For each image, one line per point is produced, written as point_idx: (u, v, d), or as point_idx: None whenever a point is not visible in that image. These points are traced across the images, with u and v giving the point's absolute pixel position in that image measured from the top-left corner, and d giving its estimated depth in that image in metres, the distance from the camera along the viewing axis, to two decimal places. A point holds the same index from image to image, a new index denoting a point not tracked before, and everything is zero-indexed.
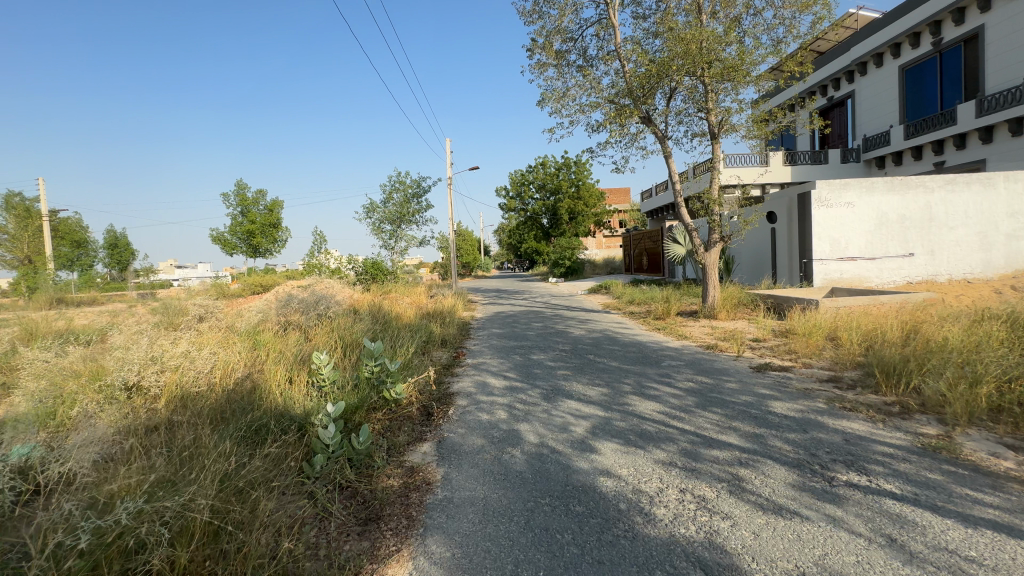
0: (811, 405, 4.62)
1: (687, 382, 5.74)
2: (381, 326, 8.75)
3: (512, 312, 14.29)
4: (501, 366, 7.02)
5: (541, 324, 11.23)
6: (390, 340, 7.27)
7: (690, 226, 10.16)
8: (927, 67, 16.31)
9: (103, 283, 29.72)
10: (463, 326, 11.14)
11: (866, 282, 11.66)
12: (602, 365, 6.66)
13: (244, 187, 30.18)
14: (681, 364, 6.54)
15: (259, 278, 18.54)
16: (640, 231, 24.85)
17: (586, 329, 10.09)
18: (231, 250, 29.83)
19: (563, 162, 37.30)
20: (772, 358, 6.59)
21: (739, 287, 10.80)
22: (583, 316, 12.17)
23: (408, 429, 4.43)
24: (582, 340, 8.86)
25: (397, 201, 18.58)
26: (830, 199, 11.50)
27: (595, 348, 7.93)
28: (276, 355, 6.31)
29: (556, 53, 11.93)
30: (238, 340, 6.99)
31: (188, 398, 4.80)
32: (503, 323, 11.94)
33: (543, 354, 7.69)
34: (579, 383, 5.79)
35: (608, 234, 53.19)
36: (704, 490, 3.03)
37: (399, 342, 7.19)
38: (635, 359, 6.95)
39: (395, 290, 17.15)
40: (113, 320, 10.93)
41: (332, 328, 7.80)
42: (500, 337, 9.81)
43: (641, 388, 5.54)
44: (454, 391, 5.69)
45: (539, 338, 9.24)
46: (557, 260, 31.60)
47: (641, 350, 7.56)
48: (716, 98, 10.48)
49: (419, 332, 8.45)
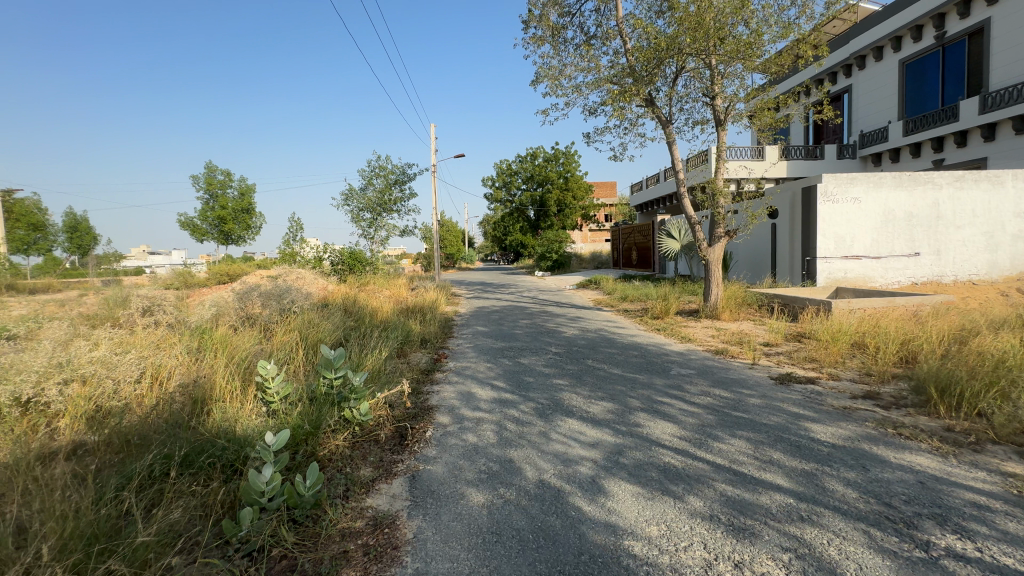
0: (859, 429, 3.89)
1: (704, 395, 4.97)
2: (354, 325, 7.78)
3: (498, 308, 13.43)
4: (487, 373, 6.15)
5: (530, 322, 10.39)
6: (360, 342, 6.35)
7: (693, 219, 9.41)
8: (929, 62, 15.86)
9: (61, 268, 27.80)
10: (446, 323, 10.23)
11: (871, 282, 11.12)
12: (604, 373, 5.85)
13: (216, 170, 28.57)
14: (692, 372, 5.77)
15: (227, 267, 17.31)
16: (630, 226, 24.18)
17: (580, 328, 9.29)
18: (201, 237, 28.26)
19: (552, 153, 36.43)
20: (793, 367, 5.87)
21: (742, 286, 10.13)
22: (574, 313, 11.38)
23: (373, 461, 3.56)
24: (576, 341, 8.02)
25: (378, 187, 17.46)
26: (836, 194, 10.89)
27: (593, 352, 7.13)
28: (222, 358, 5.36)
29: (552, 28, 11.01)
30: (181, 341, 6.00)
31: (101, 418, 3.91)
32: (488, 320, 11.05)
33: (534, 358, 6.86)
34: (579, 397, 4.96)
35: (595, 228, 52.60)
36: (767, 568, 2.25)
37: (371, 346, 6.25)
38: (638, 366, 6.16)
39: (374, 282, 16.13)
40: (52, 311, 9.75)
41: (295, 327, 6.82)
42: (486, 336, 8.95)
43: (652, 403, 4.75)
44: (433, 405, 4.81)
45: (528, 338, 8.42)
46: (543, 254, 30.76)
47: (642, 355, 6.77)
48: (723, 82, 9.76)
49: (396, 332, 7.50)
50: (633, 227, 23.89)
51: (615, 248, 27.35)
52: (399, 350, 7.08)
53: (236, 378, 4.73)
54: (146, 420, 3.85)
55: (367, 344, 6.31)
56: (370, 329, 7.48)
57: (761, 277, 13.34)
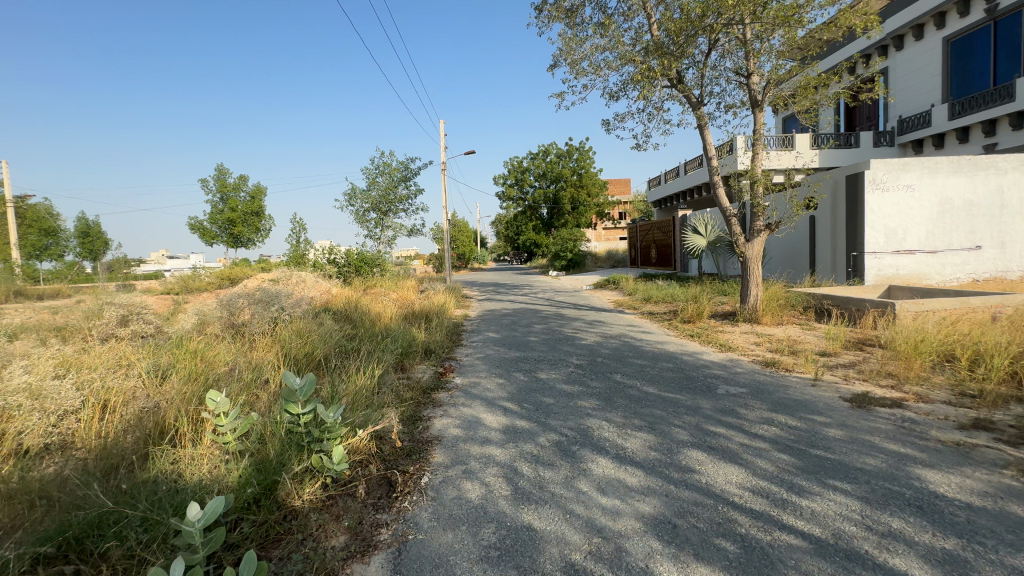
0: (993, 480, 2.91)
1: (766, 423, 4.02)
2: (351, 336, 6.96)
3: (510, 311, 12.54)
4: (499, 393, 5.26)
5: (545, 326, 9.49)
6: (353, 359, 5.53)
7: (728, 211, 8.40)
8: (978, 38, 14.55)
9: (74, 274, 27.62)
10: (454, 329, 9.39)
11: (926, 279, 9.96)
12: (637, 394, 4.92)
13: (225, 173, 28.16)
14: (743, 392, 4.80)
15: (230, 269, 16.73)
16: (649, 222, 23.10)
17: (601, 334, 8.36)
18: (211, 239, 27.90)
19: (565, 149, 35.45)
20: (867, 385, 4.87)
21: (782, 286, 9.08)
22: (593, 317, 10.44)
23: (348, 526, 2.69)
24: (598, 350, 7.09)
25: (384, 184, 16.70)
26: (886, 181, 9.76)
27: (620, 364, 6.21)
28: (189, 379, 4.56)
29: (568, 9, 10.21)
30: (151, 357, 5.26)
31: (17, 461, 3.14)
32: (500, 325, 10.16)
33: (553, 372, 5.95)
34: (611, 427, 4.04)
35: (609, 226, 51.49)
36: None
37: (365, 364, 5.39)
38: (676, 383, 5.22)
39: (380, 285, 15.38)
40: (35, 319, 9.14)
41: (281, 340, 6.02)
42: (497, 344, 8.09)
43: (703, 436, 3.81)
44: (433, 440, 3.93)
45: (544, 347, 7.54)
46: (558, 253, 29.76)
47: (679, 368, 5.83)
48: (759, 58, 8.77)
49: (397, 342, 6.64)
50: (651, 223, 22.83)
51: (632, 246, 26.26)
52: (399, 363, 6.21)
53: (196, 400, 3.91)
54: (68, 460, 3.06)
55: (361, 361, 5.45)
56: (366, 339, 6.63)
57: (798, 275, 12.21)
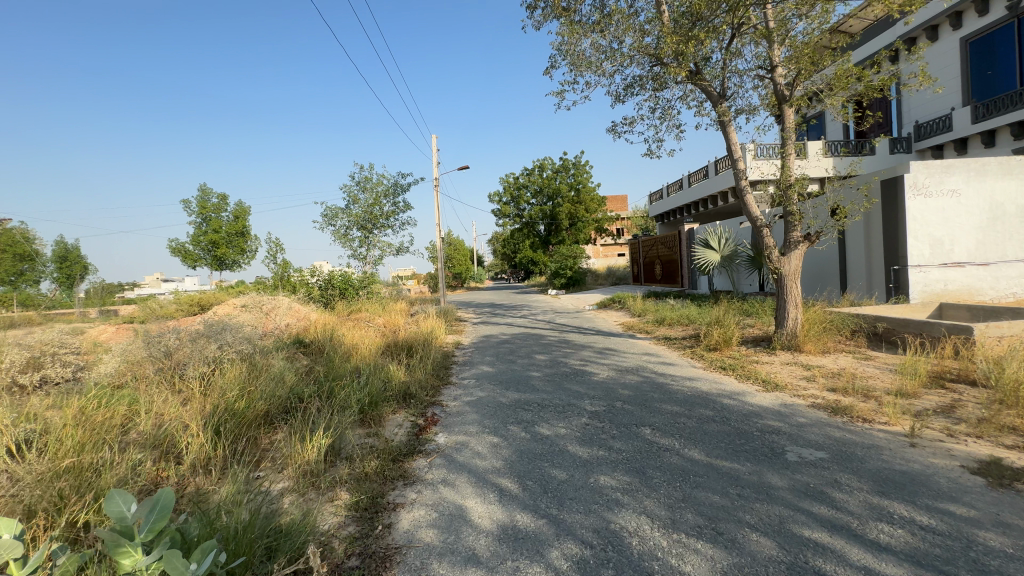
0: None
1: (882, 520, 2.73)
2: (303, 384, 5.63)
3: (507, 336, 11.27)
4: (492, 460, 3.96)
5: (548, 357, 8.22)
6: (302, 424, 4.25)
7: (758, 220, 7.22)
8: (1000, 37, 13.69)
9: (48, 301, 26.17)
10: (443, 363, 8.09)
11: (979, 295, 8.79)
12: (680, 463, 3.64)
13: (208, 193, 27.09)
14: (824, 461, 3.54)
15: (203, 295, 15.43)
16: (652, 238, 22.03)
17: (614, 367, 7.09)
18: (193, 262, 26.62)
19: (561, 164, 34.65)
20: (989, 447, 3.61)
21: (820, 305, 7.86)
22: (602, 343, 9.17)
23: None
24: (614, 391, 5.81)
25: (366, 201, 15.57)
26: (929, 186, 8.65)
27: (646, 411, 4.94)
28: (55, 457, 3.27)
29: (565, 9, 9.30)
30: (30, 421, 3.98)
31: None
32: (496, 355, 8.87)
33: (561, 425, 4.68)
34: (655, 530, 2.75)
35: (607, 243, 50.58)
36: None
37: (303, 434, 4.06)
38: (726, 445, 3.94)
39: (365, 309, 14.11)
40: None
41: (212, 392, 4.72)
42: (492, 381, 6.80)
43: (800, 548, 2.51)
44: (393, 560, 2.64)
45: (547, 385, 6.28)
46: (557, 270, 28.59)
47: (722, 419, 4.57)
48: (783, 48, 7.74)
49: (360, 388, 5.32)
50: (655, 239, 21.75)
51: (635, 262, 25.13)
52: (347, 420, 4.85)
53: (41, 498, 2.65)
54: None
55: (300, 431, 4.13)
56: (320, 388, 5.31)
57: (820, 288, 11.11)
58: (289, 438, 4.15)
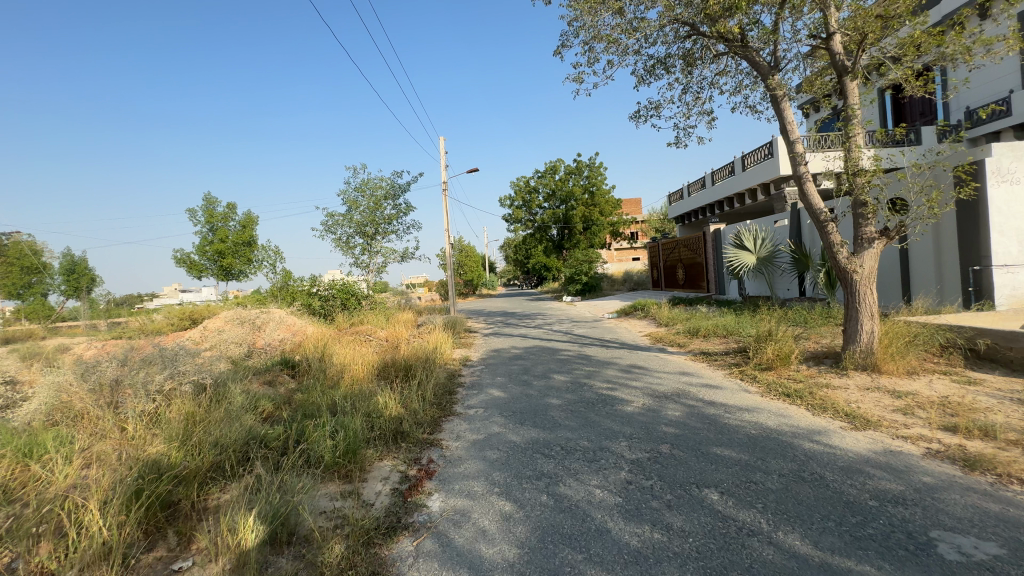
0: None
1: None
2: (271, 424, 4.59)
3: (521, 351, 10.15)
4: (501, 546, 2.83)
5: (568, 378, 7.08)
6: (248, 496, 3.17)
7: (822, 213, 5.98)
8: None
9: (55, 313, 25.72)
10: (447, 386, 6.98)
11: None
12: (778, 562, 2.45)
13: (214, 201, 26.50)
14: (1004, 564, 2.33)
15: (197, 308, 14.52)
16: (673, 241, 20.77)
17: (650, 392, 5.93)
18: (199, 272, 25.95)
19: (574, 166, 33.53)
20: None
21: (894, 315, 6.61)
22: (629, 360, 7.98)
23: None
24: (656, 428, 4.63)
25: (367, 205, 14.64)
26: (1015, 172, 7.34)
27: (705, 460, 3.77)
28: None
29: None
30: None
31: None
32: (508, 375, 7.73)
33: (593, 483, 3.52)
34: None
35: (622, 247, 49.27)
36: None
37: (243, 509, 2.99)
38: (836, 527, 2.74)
39: (367, 321, 13.10)
40: None
41: (141, 443, 3.66)
42: (503, 411, 5.66)
43: None
44: None
45: (571, 418, 5.13)
46: (571, 276, 27.43)
47: (815, 478, 3.36)
48: (842, 9, 6.51)
49: (338, 431, 4.26)
50: (676, 241, 20.47)
51: (654, 266, 23.86)
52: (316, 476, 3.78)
53: None
54: None
55: (242, 503, 3.07)
56: (288, 430, 4.26)
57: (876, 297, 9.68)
58: (227, 510, 3.08)
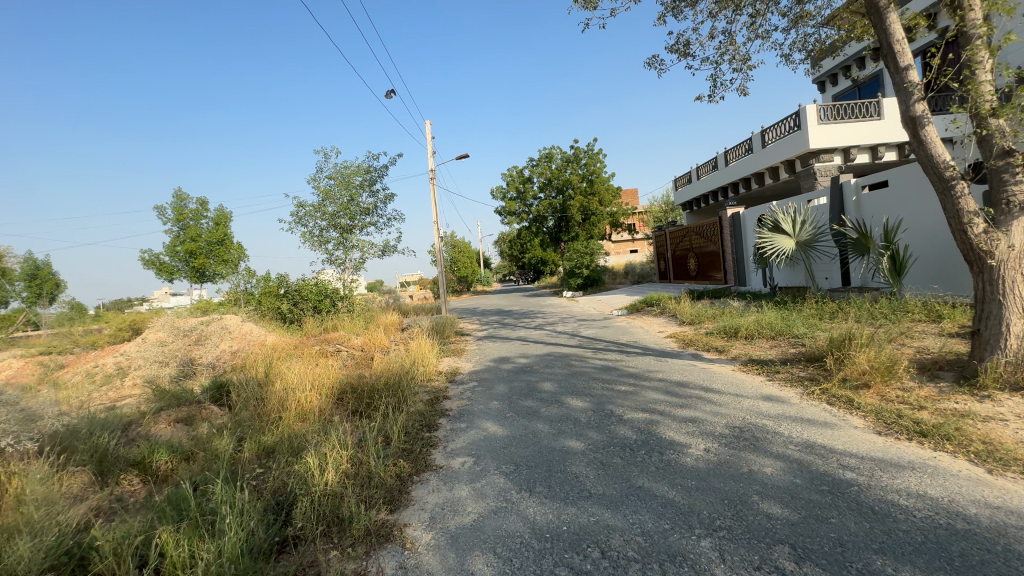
0: None
1: None
2: (118, 518, 2.77)
3: (521, 360, 8.36)
4: None
5: (585, 402, 5.30)
6: None
7: (947, 166, 4.23)
8: None
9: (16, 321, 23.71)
10: (425, 419, 5.16)
11: None
12: None
13: (185, 198, 24.52)
14: None
15: (148, 315, 12.63)
16: (683, 229, 19.05)
17: (711, 428, 4.13)
18: (170, 275, 23.97)
19: (571, 154, 31.66)
20: None
21: None
22: (660, 374, 6.20)
23: None
24: (751, 504, 2.85)
25: (339, 193, 12.77)
26: None
27: None
28: None
29: None
30: None
31: None
32: (506, 397, 5.92)
33: None
34: None
35: (620, 240, 47.66)
36: None
37: None
38: None
39: (342, 327, 11.28)
40: None
41: None
42: (502, 464, 3.86)
43: None
44: None
45: (604, 479, 3.36)
46: (572, 270, 25.70)
47: None
48: None
49: (216, 542, 2.43)
50: (686, 228, 18.70)
51: (660, 256, 22.20)
52: None
53: None
54: None
55: None
56: (130, 541, 2.45)
57: (937, 282, 8.07)
58: None
